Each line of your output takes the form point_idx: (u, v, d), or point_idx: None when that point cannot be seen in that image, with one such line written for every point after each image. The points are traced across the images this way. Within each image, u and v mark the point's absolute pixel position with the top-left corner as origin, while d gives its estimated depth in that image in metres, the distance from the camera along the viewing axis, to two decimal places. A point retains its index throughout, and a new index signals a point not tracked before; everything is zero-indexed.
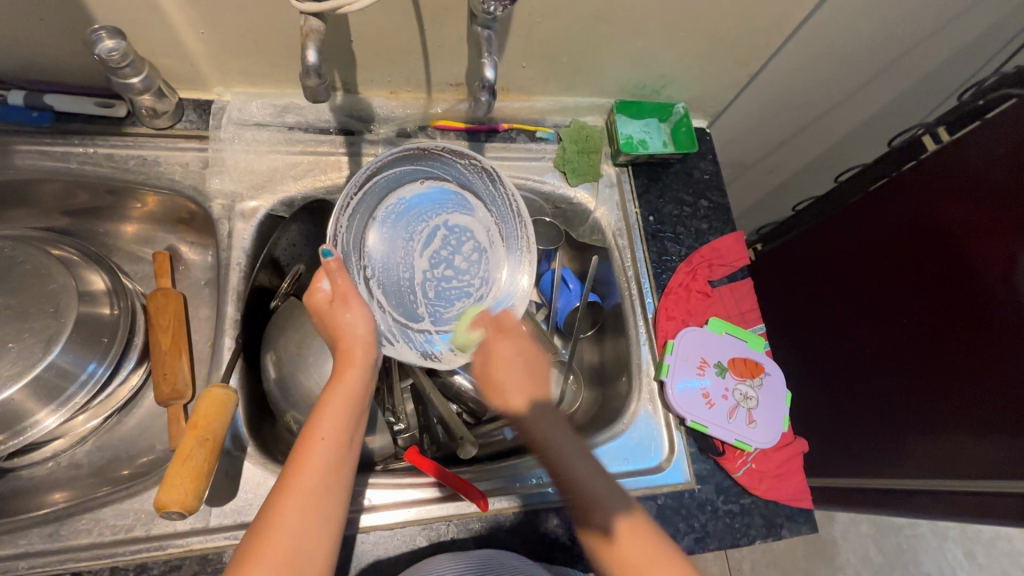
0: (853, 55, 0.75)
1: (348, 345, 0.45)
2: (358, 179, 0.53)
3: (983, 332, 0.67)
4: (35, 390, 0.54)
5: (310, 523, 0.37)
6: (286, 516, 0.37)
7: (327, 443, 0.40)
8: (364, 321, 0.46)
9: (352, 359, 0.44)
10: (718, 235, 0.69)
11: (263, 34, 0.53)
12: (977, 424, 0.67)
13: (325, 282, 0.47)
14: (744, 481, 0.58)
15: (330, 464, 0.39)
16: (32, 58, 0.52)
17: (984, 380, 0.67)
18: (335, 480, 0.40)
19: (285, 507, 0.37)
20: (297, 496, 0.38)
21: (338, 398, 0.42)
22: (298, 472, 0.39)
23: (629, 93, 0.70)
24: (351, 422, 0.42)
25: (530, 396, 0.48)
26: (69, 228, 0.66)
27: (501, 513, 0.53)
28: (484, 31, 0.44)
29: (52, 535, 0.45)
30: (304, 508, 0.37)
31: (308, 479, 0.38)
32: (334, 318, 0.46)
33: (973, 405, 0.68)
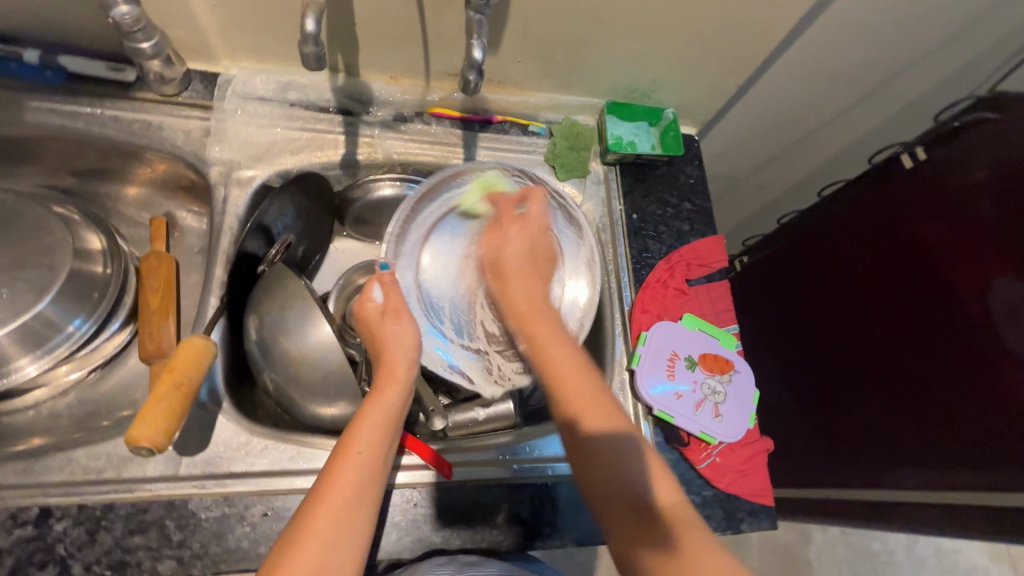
0: (839, 76, 0.78)
1: (393, 360, 0.49)
2: (405, 212, 0.60)
3: (954, 354, 0.69)
4: (22, 336, 0.56)
5: (340, 534, 0.38)
6: (321, 524, 0.38)
7: (364, 454, 0.42)
8: (408, 336, 0.50)
9: (398, 377, 0.47)
10: (699, 236, 0.71)
11: (270, 12, 0.55)
12: (953, 442, 0.68)
13: (377, 291, 0.52)
14: (707, 473, 0.59)
15: (368, 473, 0.41)
16: (51, 19, 0.55)
17: (953, 403, 0.69)
18: (369, 495, 0.41)
19: (320, 516, 0.38)
20: (331, 506, 0.39)
21: (380, 411, 0.45)
22: (338, 481, 0.40)
23: (620, 95, 0.72)
24: (389, 435, 0.44)
25: (589, 404, 0.48)
26: (72, 188, 0.68)
27: (466, 484, 0.54)
28: (476, 16, 0.47)
29: (25, 471, 0.46)
30: (339, 518, 0.39)
31: (345, 491, 0.40)
32: (381, 328, 0.50)
33: (949, 424, 0.69)
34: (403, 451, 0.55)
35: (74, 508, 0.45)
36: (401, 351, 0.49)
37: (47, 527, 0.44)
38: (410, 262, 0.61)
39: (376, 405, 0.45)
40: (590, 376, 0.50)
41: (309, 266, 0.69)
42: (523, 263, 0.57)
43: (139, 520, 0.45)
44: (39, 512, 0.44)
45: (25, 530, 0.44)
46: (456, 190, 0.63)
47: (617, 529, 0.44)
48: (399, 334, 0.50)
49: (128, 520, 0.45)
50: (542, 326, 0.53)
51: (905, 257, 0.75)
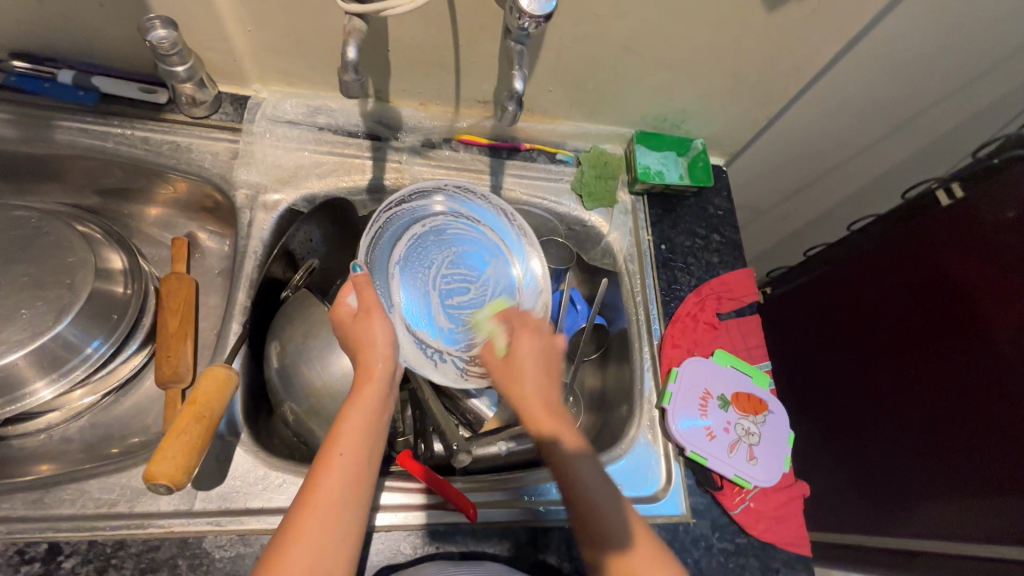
0: (869, 110, 0.77)
1: (371, 357, 0.45)
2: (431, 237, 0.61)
3: (989, 392, 0.65)
4: (39, 359, 0.54)
5: (328, 545, 0.37)
6: (308, 531, 0.36)
7: (346, 461, 0.40)
8: (389, 335, 0.46)
9: (374, 374, 0.44)
10: (729, 269, 0.69)
11: (305, 37, 0.55)
12: (980, 484, 0.65)
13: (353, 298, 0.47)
14: (741, 519, 0.56)
15: (353, 479, 0.39)
16: (89, 41, 0.55)
17: (984, 445, 0.65)
18: (354, 501, 0.39)
19: (305, 527, 0.37)
20: (314, 521, 0.37)
21: (361, 412, 0.42)
22: (318, 488, 0.38)
23: (649, 125, 0.71)
24: (371, 437, 0.42)
25: (532, 389, 0.50)
26: (96, 207, 0.68)
27: (491, 526, 0.52)
28: (517, 46, 0.47)
29: (35, 502, 0.44)
30: (323, 528, 0.37)
31: (326, 497, 0.38)
32: (359, 334, 0.45)
33: (977, 464, 0.65)
34: (424, 489, 0.53)
35: (84, 544, 0.43)
36: (373, 346, 0.45)
37: (55, 564, 0.42)
38: (381, 268, 0.57)
39: (355, 405, 0.43)
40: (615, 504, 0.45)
41: None
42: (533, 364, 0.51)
43: (150, 559, 0.43)
44: (48, 548, 0.42)
45: (32, 567, 0.42)
46: (456, 216, 0.63)
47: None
48: (383, 333, 0.45)
49: (138, 558, 0.43)
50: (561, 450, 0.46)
51: (934, 292, 0.73)
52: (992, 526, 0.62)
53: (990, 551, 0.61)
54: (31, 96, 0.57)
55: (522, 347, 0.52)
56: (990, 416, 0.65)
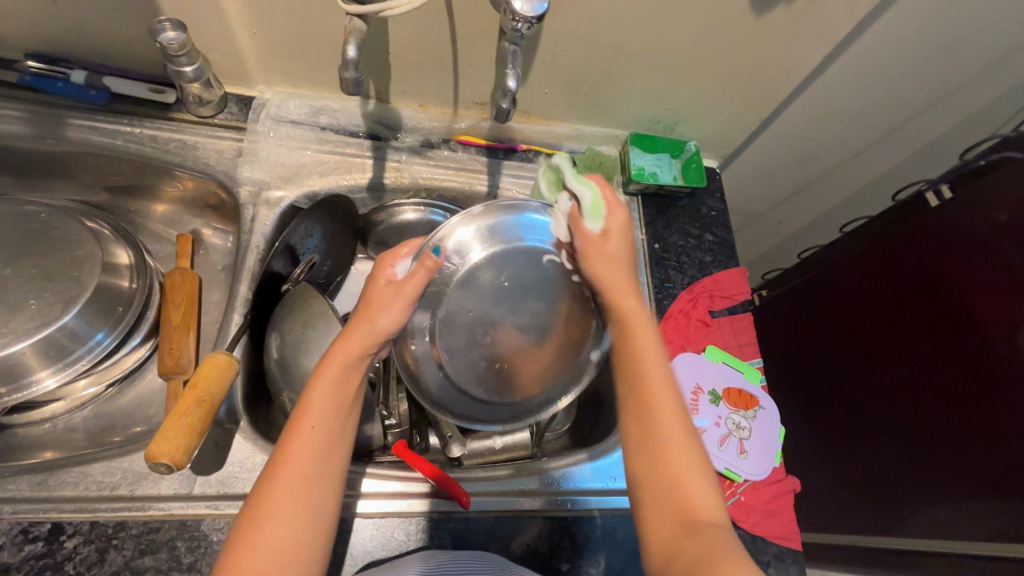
0: (860, 114, 0.79)
1: (357, 331, 0.44)
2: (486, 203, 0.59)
3: (986, 393, 0.66)
4: (46, 348, 0.56)
5: (298, 510, 0.38)
6: (278, 499, 0.38)
7: (315, 432, 0.40)
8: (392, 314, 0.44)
9: (354, 347, 0.43)
10: (721, 268, 0.70)
11: (309, 38, 0.57)
12: (979, 486, 0.65)
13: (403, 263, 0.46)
14: (731, 511, 0.57)
15: (322, 451, 0.40)
16: (103, 43, 0.58)
17: (977, 446, 0.66)
18: (327, 469, 0.40)
19: (277, 494, 0.38)
20: (285, 490, 0.38)
21: (332, 384, 0.42)
22: (288, 458, 0.39)
23: (643, 127, 0.73)
24: (343, 408, 0.42)
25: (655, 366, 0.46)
26: (105, 203, 0.70)
27: (484, 515, 0.53)
28: (511, 46, 0.48)
29: (40, 484, 0.45)
30: (294, 496, 0.38)
31: (297, 466, 0.39)
32: (368, 297, 0.45)
33: (972, 466, 0.66)
34: (418, 478, 0.54)
35: (86, 525, 0.44)
36: (369, 321, 0.44)
37: (58, 544, 0.43)
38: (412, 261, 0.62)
39: (330, 376, 0.42)
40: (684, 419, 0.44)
41: (330, 287, 0.69)
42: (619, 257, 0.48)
43: (150, 540, 0.45)
44: (51, 528, 0.44)
45: (36, 546, 0.43)
46: None
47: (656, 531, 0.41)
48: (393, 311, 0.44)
49: (139, 539, 0.44)
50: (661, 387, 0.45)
51: (930, 293, 0.73)
52: (987, 525, 0.63)
53: (988, 551, 0.61)
54: (46, 95, 0.60)
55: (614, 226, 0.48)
56: (987, 418, 0.65)
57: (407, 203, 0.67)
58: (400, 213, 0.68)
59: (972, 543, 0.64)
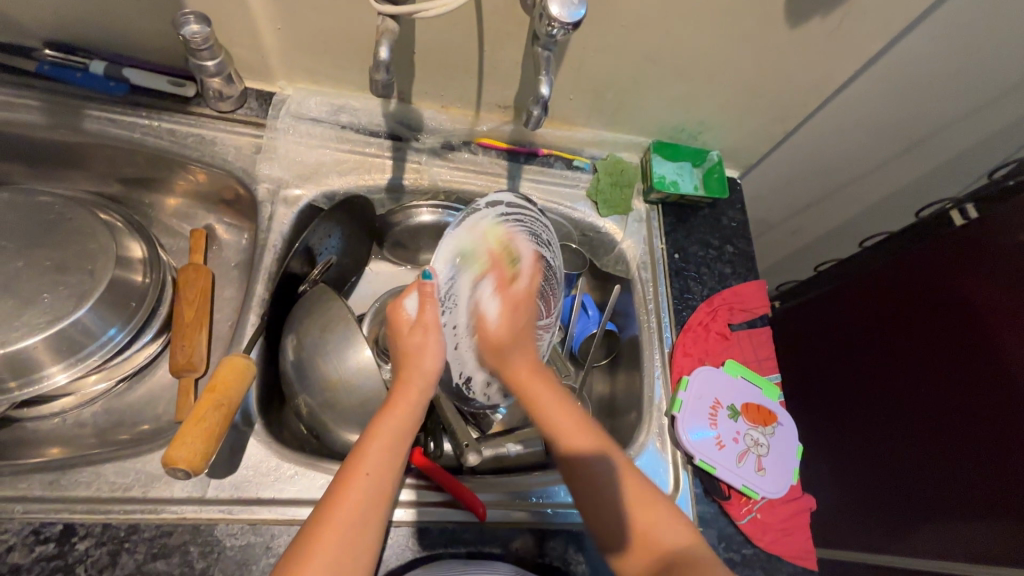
0: (885, 129, 0.77)
1: (411, 378, 0.42)
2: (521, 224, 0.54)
3: (1000, 415, 0.64)
4: (57, 343, 0.55)
5: (345, 556, 0.37)
6: (326, 544, 0.37)
7: (371, 477, 0.40)
8: (435, 358, 0.43)
9: (411, 393, 0.43)
10: (741, 280, 0.70)
11: (335, 35, 0.56)
12: (991, 504, 0.63)
13: (411, 300, 0.43)
14: (747, 529, 0.56)
15: (375, 498, 0.39)
16: (124, 34, 0.57)
17: (989, 467, 0.64)
18: (375, 514, 0.39)
19: (327, 535, 0.37)
20: (334, 534, 0.37)
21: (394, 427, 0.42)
22: (340, 503, 0.38)
23: (667, 135, 0.72)
24: (399, 455, 0.41)
25: (580, 439, 0.47)
26: (119, 196, 0.69)
27: (500, 525, 0.52)
28: (544, 52, 0.48)
29: (51, 484, 0.45)
30: (342, 545, 0.37)
31: (349, 510, 0.38)
32: (406, 342, 0.43)
33: (982, 489, 0.65)
34: (433, 486, 0.53)
35: (98, 527, 0.43)
36: (418, 367, 0.42)
37: (68, 546, 0.42)
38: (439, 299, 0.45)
39: (388, 422, 0.42)
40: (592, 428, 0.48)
41: (345, 286, 0.68)
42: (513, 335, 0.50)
43: (161, 545, 0.44)
44: (62, 529, 0.43)
45: (47, 547, 0.42)
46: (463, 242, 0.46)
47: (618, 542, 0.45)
48: (438, 348, 0.43)
49: (150, 544, 0.44)
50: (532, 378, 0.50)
51: (945, 312, 0.73)
52: (996, 548, 0.62)
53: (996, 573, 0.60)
54: (65, 85, 0.59)
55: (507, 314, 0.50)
56: (1001, 437, 0.64)
57: (424, 204, 0.67)
58: (416, 215, 0.67)
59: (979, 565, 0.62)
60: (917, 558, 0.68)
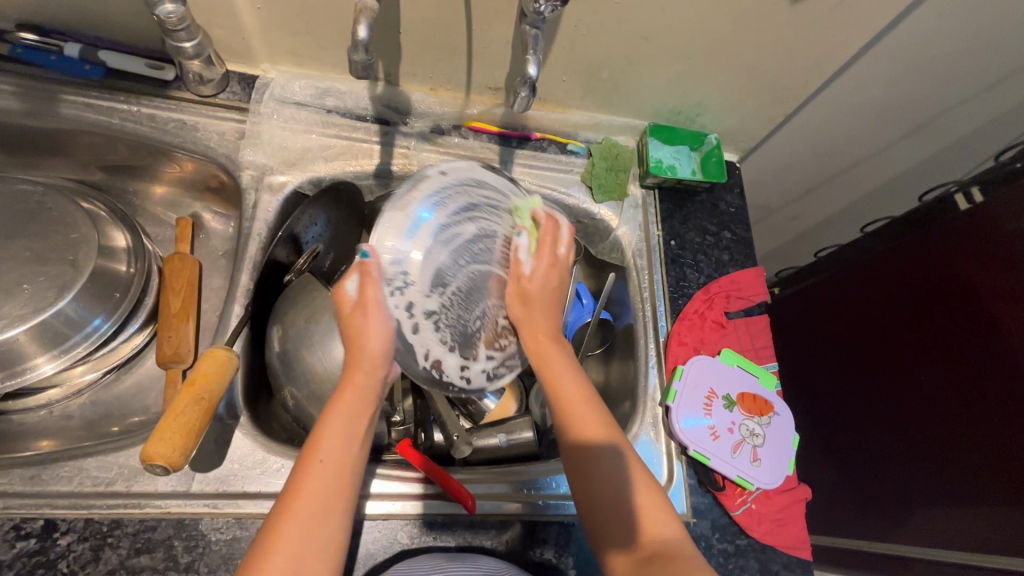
0: (890, 109, 0.75)
1: (356, 361, 0.43)
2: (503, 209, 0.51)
3: (998, 403, 0.63)
4: (40, 335, 0.54)
5: (309, 546, 0.36)
6: (286, 536, 0.36)
7: (326, 464, 0.39)
8: (381, 339, 0.43)
9: (358, 378, 0.43)
10: (739, 267, 0.68)
11: (316, 15, 0.54)
12: (985, 494, 0.63)
13: (352, 281, 0.43)
14: (741, 520, 0.55)
15: (333, 482, 0.39)
16: (98, 14, 0.55)
17: (984, 456, 0.64)
18: (337, 500, 0.39)
19: (288, 525, 0.36)
20: (296, 524, 0.37)
21: (344, 414, 0.42)
22: (299, 493, 0.38)
23: (663, 117, 0.70)
24: (354, 441, 0.41)
25: (589, 416, 0.46)
26: (102, 184, 0.67)
27: (490, 517, 0.51)
28: (532, 30, 0.46)
29: (33, 478, 0.44)
30: (304, 533, 0.36)
31: (309, 499, 0.38)
32: (351, 323, 0.43)
33: (976, 477, 0.64)
34: (422, 478, 0.52)
35: (81, 522, 0.43)
36: (363, 349, 0.43)
37: (51, 541, 0.42)
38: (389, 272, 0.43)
39: (339, 408, 0.42)
40: (595, 404, 0.47)
41: None
42: (546, 294, 0.50)
43: (146, 539, 0.43)
44: (44, 525, 0.42)
45: (29, 543, 0.41)
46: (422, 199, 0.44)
47: (611, 528, 0.43)
48: (379, 327, 0.42)
49: (134, 538, 0.43)
50: (547, 346, 0.49)
51: (946, 299, 0.71)
52: (988, 536, 0.61)
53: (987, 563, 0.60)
54: (39, 69, 0.57)
55: (542, 264, 0.50)
56: (997, 427, 0.63)
57: None
58: None
59: (970, 553, 0.63)
60: (911, 546, 0.68)
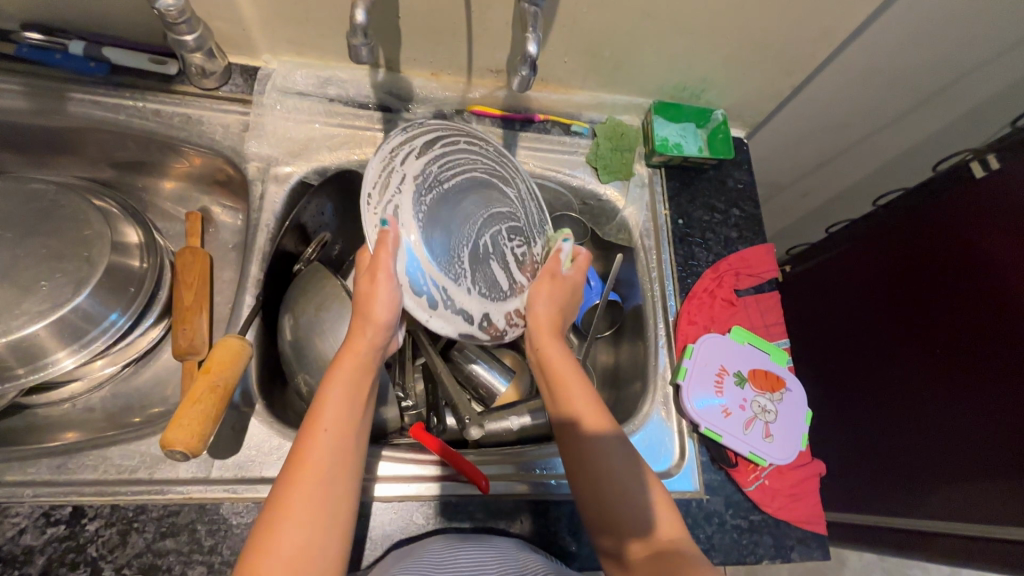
0: (902, 78, 0.73)
1: (360, 330, 0.43)
2: (450, 135, 0.53)
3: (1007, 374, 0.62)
4: (59, 330, 0.55)
5: (318, 518, 0.36)
6: (295, 509, 0.36)
7: (330, 434, 0.39)
8: (387, 308, 0.42)
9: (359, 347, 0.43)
10: (748, 245, 0.67)
11: (313, 3, 0.54)
12: (993, 465, 0.62)
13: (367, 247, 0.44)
14: (754, 496, 0.56)
15: (339, 453, 0.39)
16: (100, 11, 0.55)
17: (992, 429, 0.63)
18: (343, 470, 0.38)
19: (295, 498, 0.36)
20: (303, 496, 0.36)
21: (347, 382, 0.41)
22: (303, 465, 0.37)
23: (668, 95, 0.69)
24: (355, 410, 0.41)
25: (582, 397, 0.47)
26: (112, 180, 0.68)
27: (504, 498, 0.52)
28: (532, 8, 0.45)
29: (59, 468, 0.45)
30: (312, 502, 0.36)
31: (315, 472, 0.37)
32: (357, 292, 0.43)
33: (986, 450, 0.63)
34: (436, 461, 0.53)
35: (106, 508, 0.44)
36: (368, 317, 0.42)
37: (79, 526, 0.43)
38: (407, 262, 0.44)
39: (341, 379, 0.42)
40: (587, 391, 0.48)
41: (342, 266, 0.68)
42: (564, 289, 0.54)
43: (170, 523, 0.44)
44: (72, 511, 0.44)
45: (58, 529, 0.43)
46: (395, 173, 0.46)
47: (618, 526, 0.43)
48: (389, 294, 0.42)
49: (158, 523, 0.44)
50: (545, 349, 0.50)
51: (961, 271, 0.70)
52: (995, 506, 0.61)
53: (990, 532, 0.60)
54: (45, 68, 0.58)
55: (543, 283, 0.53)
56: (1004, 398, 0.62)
57: None
58: None
59: (979, 524, 0.62)
60: (923, 519, 0.68)
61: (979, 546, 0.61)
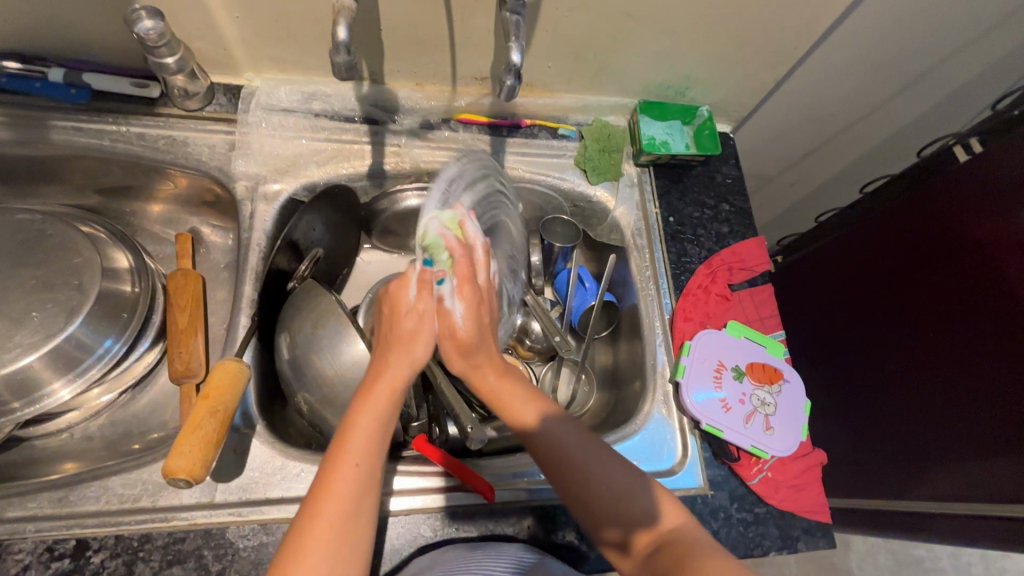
0: (882, 67, 0.74)
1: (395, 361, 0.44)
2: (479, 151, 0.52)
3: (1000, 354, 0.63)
4: (53, 361, 0.54)
5: (341, 548, 0.37)
6: (318, 536, 0.36)
7: (361, 466, 0.39)
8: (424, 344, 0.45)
9: (394, 378, 0.43)
10: (739, 239, 0.68)
11: (293, 19, 0.54)
12: (992, 444, 0.63)
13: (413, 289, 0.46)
14: (759, 489, 0.56)
15: (364, 482, 0.39)
16: (77, 36, 0.54)
17: (990, 409, 0.64)
18: (366, 500, 0.39)
19: (317, 525, 0.37)
20: (325, 524, 0.37)
21: (376, 410, 0.42)
22: (328, 491, 0.38)
23: (653, 94, 0.70)
24: (383, 439, 0.42)
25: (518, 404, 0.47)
26: (99, 206, 0.67)
27: (510, 505, 0.52)
28: (513, 16, 0.45)
29: (60, 501, 0.45)
30: (337, 531, 0.37)
31: (341, 499, 0.38)
32: (399, 325, 0.45)
33: (985, 429, 0.64)
34: (440, 472, 0.53)
35: (111, 539, 0.44)
36: (407, 354, 0.44)
37: (84, 559, 0.43)
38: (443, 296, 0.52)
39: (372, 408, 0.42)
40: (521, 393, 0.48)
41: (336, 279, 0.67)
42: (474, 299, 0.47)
43: (176, 551, 0.44)
44: (76, 544, 0.43)
45: (63, 563, 0.43)
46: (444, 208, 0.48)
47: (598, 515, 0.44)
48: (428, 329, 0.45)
49: (165, 550, 0.44)
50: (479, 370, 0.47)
51: (948, 254, 0.71)
52: (996, 485, 0.62)
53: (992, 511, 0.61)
54: (25, 97, 0.57)
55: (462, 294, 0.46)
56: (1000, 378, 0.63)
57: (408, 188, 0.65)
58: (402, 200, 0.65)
59: (982, 503, 0.63)
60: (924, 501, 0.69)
61: (981, 525, 0.62)
